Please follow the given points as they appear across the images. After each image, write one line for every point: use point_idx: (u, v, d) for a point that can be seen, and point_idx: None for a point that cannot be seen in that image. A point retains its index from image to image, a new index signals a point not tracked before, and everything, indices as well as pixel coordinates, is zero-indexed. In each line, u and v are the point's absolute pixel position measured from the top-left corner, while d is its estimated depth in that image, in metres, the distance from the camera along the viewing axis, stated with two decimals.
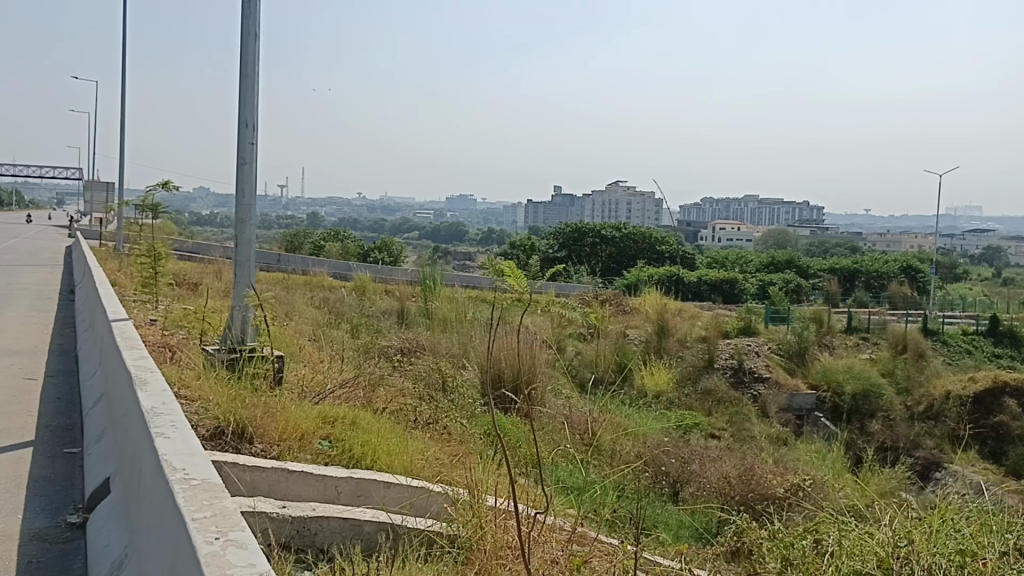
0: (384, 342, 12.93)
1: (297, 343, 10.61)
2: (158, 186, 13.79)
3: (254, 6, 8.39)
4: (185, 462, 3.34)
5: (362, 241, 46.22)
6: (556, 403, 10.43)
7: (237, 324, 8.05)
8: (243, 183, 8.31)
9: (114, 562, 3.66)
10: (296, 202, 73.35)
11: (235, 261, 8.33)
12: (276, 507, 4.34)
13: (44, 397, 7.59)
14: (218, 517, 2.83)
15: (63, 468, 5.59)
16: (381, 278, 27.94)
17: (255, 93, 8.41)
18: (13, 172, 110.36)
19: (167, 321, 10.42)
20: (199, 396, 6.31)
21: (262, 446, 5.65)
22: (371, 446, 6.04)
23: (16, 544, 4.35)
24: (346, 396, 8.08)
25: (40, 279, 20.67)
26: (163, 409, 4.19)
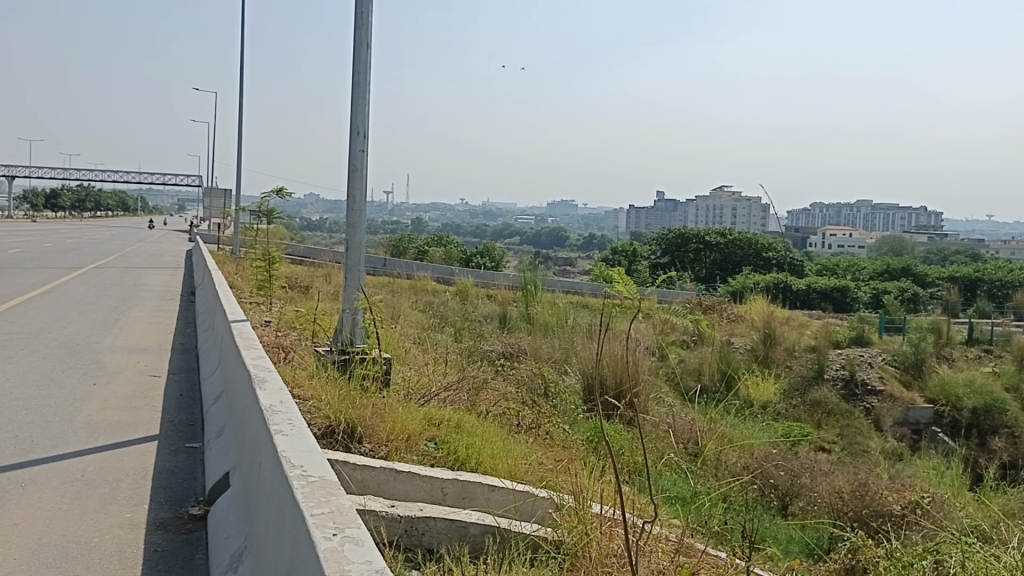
0: (487, 346, 13.09)
1: (403, 345, 10.84)
2: (273, 193, 14.33)
3: (366, 18, 8.62)
4: (302, 459, 3.46)
5: (465, 246, 46.88)
6: (659, 411, 10.32)
7: (347, 326, 8.29)
8: (353, 190, 8.53)
9: (234, 553, 3.81)
10: (401, 207, 75.06)
11: (345, 265, 8.57)
12: (386, 505, 4.44)
13: (168, 393, 7.98)
14: (336, 514, 2.91)
15: (186, 461, 5.87)
16: (483, 283, 28.25)
17: (367, 102, 8.63)
18: (138, 178, 116.96)
19: (281, 322, 10.83)
20: (311, 396, 6.52)
21: (371, 446, 5.79)
22: (476, 448, 6.11)
23: (143, 533, 4.58)
24: (451, 399, 8.21)
25: (164, 280, 21.79)
26: (281, 407, 4.34)
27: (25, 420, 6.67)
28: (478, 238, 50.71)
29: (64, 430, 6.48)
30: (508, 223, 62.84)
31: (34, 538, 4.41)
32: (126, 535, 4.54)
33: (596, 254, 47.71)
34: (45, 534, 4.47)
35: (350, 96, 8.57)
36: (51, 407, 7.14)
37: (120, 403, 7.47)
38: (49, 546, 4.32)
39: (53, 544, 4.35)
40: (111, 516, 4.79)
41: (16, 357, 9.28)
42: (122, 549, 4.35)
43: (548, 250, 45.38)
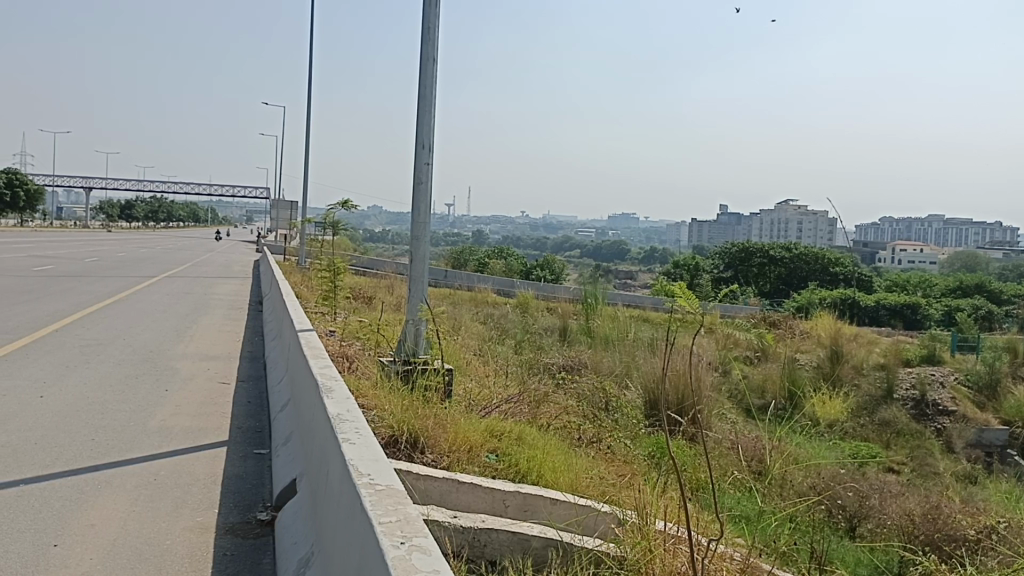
0: (547, 359, 13.08)
1: (464, 357, 10.91)
2: (338, 204, 14.59)
3: (433, 33, 8.74)
4: (370, 468, 3.51)
5: (526, 259, 47.00)
6: (722, 428, 10.20)
7: (410, 337, 8.39)
8: (419, 201, 8.64)
9: (302, 558, 3.88)
10: (463, 219, 75.75)
11: (409, 276, 8.68)
12: (449, 516, 4.48)
13: (237, 400, 8.17)
14: (403, 523, 2.95)
15: (253, 467, 6.00)
16: (544, 295, 28.30)
17: (432, 115, 8.74)
18: (208, 190, 120.36)
19: (345, 331, 11.03)
20: (375, 405, 6.61)
21: (434, 456, 5.83)
22: (537, 462, 6.13)
23: (214, 536, 4.70)
24: (512, 411, 8.23)
25: (232, 290, 22.36)
26: (348, 416, 4.40)
27: (102, 424, 6.89)
28: (538, 251, 50.79)
29: (138, 434, 6.68)
30: (569, 236, 62.79)
31: (109, 539, 4.55)
32: (197, 538, 4.65)
33: (657, 268, 47.40)
34: (121, 536, 4.60)
35: (417, 110, 8.69)
36: (126, 412, 7.36)
37: (190, 409, 7.67)
38: (124, 547, 4.45)
39: (127, 546, 4.48)
40: (183, 519, 4.92)
41: (94, 363, 9.62)
42: (192, 551, 4.46)
43: (609, 263, 45.21)
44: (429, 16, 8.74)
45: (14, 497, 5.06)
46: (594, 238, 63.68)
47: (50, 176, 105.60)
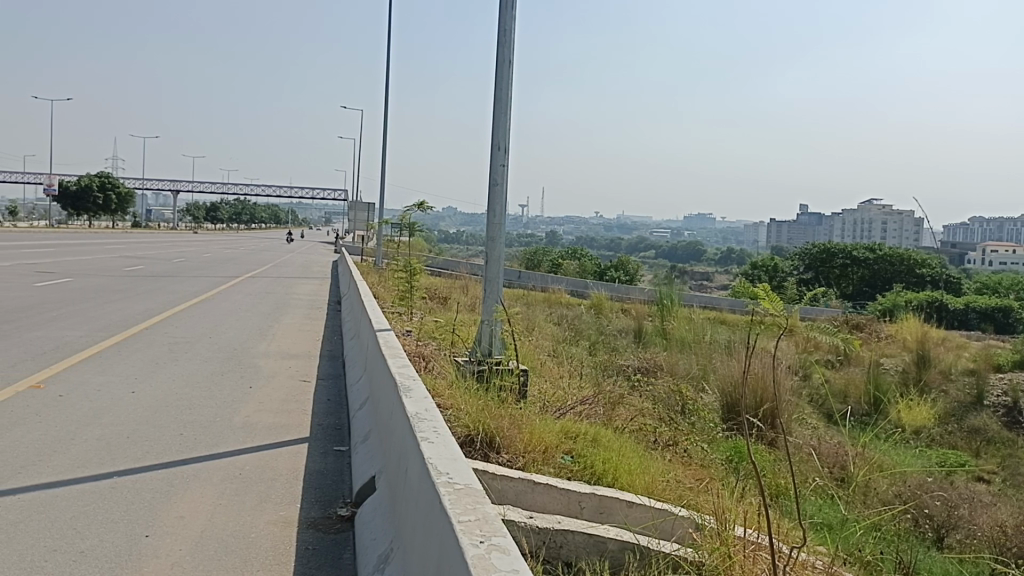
0: (622, 361, 12.99)
1: (538, 357, 10.95)
2: (415, 206, 14.79)
3: (509, 36, 8.78)
4: (448, 467, 3.55)
5: (599, 260, 46.84)
6: (803, 433, 9.99)
7: (485, 338, 8.46)
8: (494, 203, 8.69)
9: (381, 555, 3.95)
10: (537, 220, 75.97)
11: (484, 277, 8.74)
12: (525, 516, 4.49)
13: (317, 397, 8.37)
14: (481, 522, 2.98)
15: (334, 464, 6.13)
16: (619, 296, 28.15)
17: (508, 117, 8.78)
18: (288, 192, 123.40)
19: (422, 331, 11.19)
20: (451, 404, 6.66)
21: (509, 457, 5.84)
22: (613, 464, 6.10)
23: (297, 531, 4.82)
24: (587, 413, 8.23)
25: (312, 290, 22.90)
26: (426, 416, 4.46)
27: (189, 419, 7.14)
28: (613, 251, 50.48)
29: (223, 430, 6.89)
30: (643, 236, 62.28)
31: (198, 531, 4.71)
32: (280, 532, 4.77)
33: (734, 269, 46.62)
34: (207, 528, 4.76)
35: (493, 112, 8.75)
36: (212, 408, 7.60)
37: (273, 406, 7.87)
38: (211, 539, 4.60)
39: (214, 538, 4.62)
40: (266, 514, 5.05)
41: (181, 360, 9.96)
42: (275, 545, 4.58)
43: (684, 263, 44.67)
44: (505, 18, 8.79)
45: (109, 489, 5.27)
46: (670, 238, 62.96)
47: (141, 180, 109.93)
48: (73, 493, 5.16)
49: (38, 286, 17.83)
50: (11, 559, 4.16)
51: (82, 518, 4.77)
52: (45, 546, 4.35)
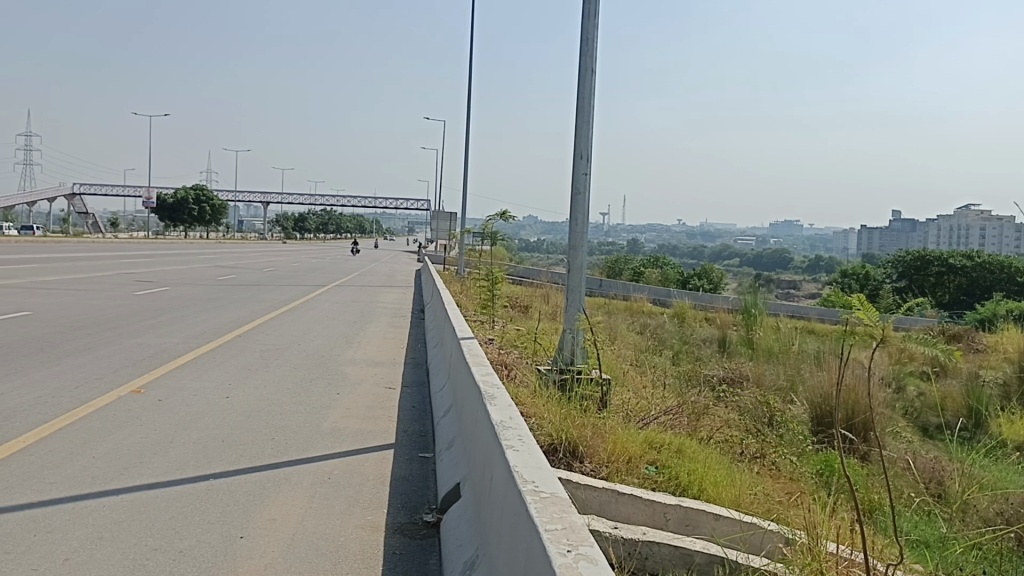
0: (707, 371, 12.80)
1: (621, 367, 10.89)
2: (497, 215, 14.91)
3: (592, 45, 8.78)
4: (534, 475, 3.56)
5: (683, 269, 46.30)
6: (897, 448, 9.65)
7: (567, 346, 8.49)
8: (576, 212, 8.68)
9: (467, 561, 3.99)
10: (619, 229, 75.57)
11: (567, 286, 8.73)
12: (609, 527, 4.47)
13: (402, 405, 8.51)
14: (569, 530, 2.99)
15: (419, 470, 6.22)
16: (704, 305, 27.79)
17: (590, 126, 8.77)
18: (372, 203, 125.91)
19: (504, 340, 11.28)
20: (534, 413, 6.68)
21: (592, 466, 5.81)
22: (698, 475, 6.02)
23: (384, 535, 4.91)
24: (671, 423, 8.14)
25: (397, 298, 23.29)
26: (510, 423, 4.49)
27: (280, 424, 7.34)
28: (697, 259, 49.75)
29: (313, 435, 7.06)
30: (728, 244, 61.23)
31: (289, 533, 4.84)
32: (368, 536, 4.87)
33: (822, 277, 45.36)
34: (298, 530, 4.88)
35: (574, 121, 8.76)
36: (302, 413, 7.80)
37: (360, 412, 8.03)
38: (302, 541, 4.72)
39: (305, 540, 4.74)
40: (355, 518, 5.16)
41: (272, 367, 10.25)
42: (364, 549, 4.67)
43: (770, 271, 43.76)
44: (587, 26, 8.80)
45: (206, 490, 5.47)
46: (756, 246, 61.65)
47: (232, 192, 113.85)
48: (171, 494, 5.36)
49: (138, 295, 18.63)
50: (115, 557, 4.35)
51: (180, 518, 4.96)
52: (147, 545, 4.54)
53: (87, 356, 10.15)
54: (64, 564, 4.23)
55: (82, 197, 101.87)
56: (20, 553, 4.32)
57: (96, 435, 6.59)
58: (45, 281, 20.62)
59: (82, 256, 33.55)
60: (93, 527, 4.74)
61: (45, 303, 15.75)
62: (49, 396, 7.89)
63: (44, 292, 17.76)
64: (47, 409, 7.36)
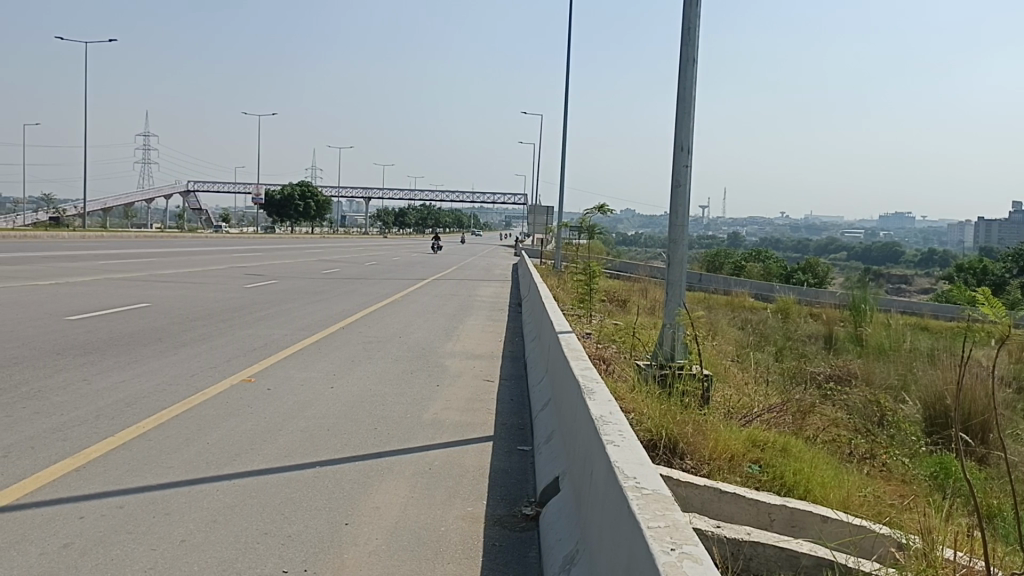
0: (813, 368, 12.41)
1: (722, 363, 10.69)
2: (595, 209, 14.83)
3: (693, 34, 8.60)
4: (635, 471, 3.52)
5: (786, 264, 45.02)
6: (1018, 451, 9.16)
7: (667, 341, 8.38)
8: (676, 204, 8.55)
9: (568, 555, 3.98)
10: (720, 222, 74.15)
11: (667, 280, 8.60)
12: (712, 525, 4.39)
13: (501, 397, 8.58)
14: (672, 529, 2.94)
15: (517, 463, 6.25)
16: (808, 301, 26.92)
17: (691, 116, 8.62)
18: (470, 198, 127.24)
19: (602, 335, 11.23)
20: (632, 408, 6.61)
21: (693, 463, 5.71)
22: (805, 476, 5.85)
23: (484, 526, 4.95)
24: (776, 421, 7.94)
25: (495, 292, 23.49)
26: (610, 418, 4.45)
27: (383, 415, 7.50)
28: (801, 251, 48.28)
29: (413, 426, 7.18)
30: (834, 237, 59.23)
31: (392, 521, 4.94)
32: (468, 527, 4.92)
33: (936, 271, 43.38)
34: (401, 519, 4.97)
35: (675, 112, 8.62)
36: (403, 405, 7.94)
37: (459, 404, 8.13)
38: (404, 530, 4.81)
39: (408, 529, 4.83)
40: (456, 508, 5.22)
41: (374, 358, 10.49)
42: (464, 540, 4.72)
43: (881, 266, 42.11)
44: (688, 15, 8.63)
45: (313, 477, 5.65)
46: (864, 239, 59.45)
47: (336, 188, 117.00)
48: (280, 481, 5.54)
49: (249, 287, 19.37)
50: (229, 540, 4.53)
51: (289, 505, 5.12)
52: (259, 529, 4.71)
53: (202, 346, 10.60)
54: (182, 545, 4.43)
55: (195, 194, 106.48)
56: (142, 533, 4.56)
57: (210, 422, 6.88)
58: (163, 273, 21.62)
59: (197, 251, 35.12)
60: (207, 510, 4.96)
61: (163, 295, 16.54)
62: (167, 384, 8.28)
63: (162, 284, 18.66)
64: (165, 396, 7.72)
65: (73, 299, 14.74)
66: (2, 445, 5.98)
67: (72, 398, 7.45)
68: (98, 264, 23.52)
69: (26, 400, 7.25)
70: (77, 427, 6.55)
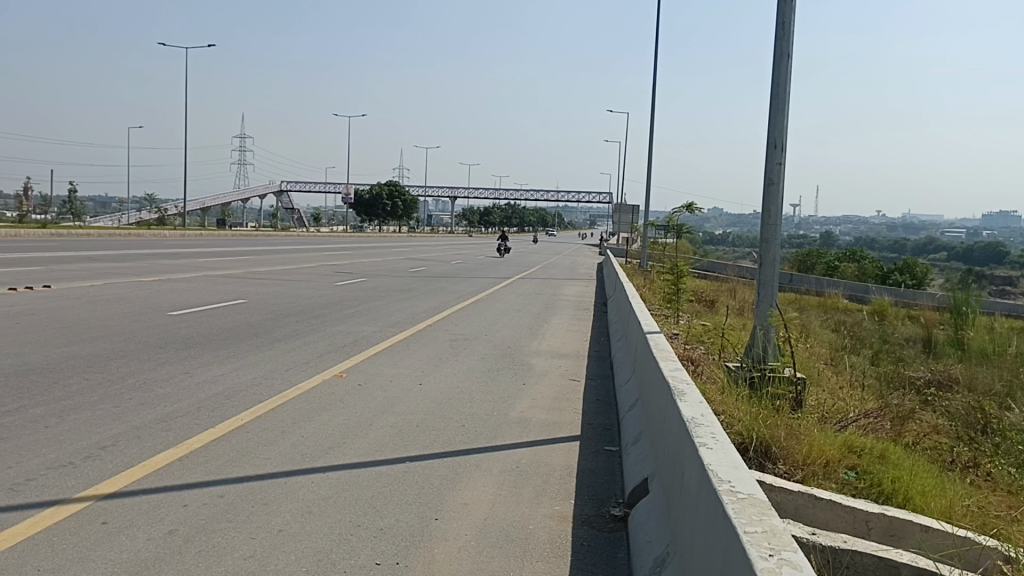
0: (912, 372, 11.95)
1: (815, 366, 10.41)
2: (682, 207, 14.62)
3: (788, 29, 8.40)
4: (730, 474, 3.46)
5: (882, 264, 43.53)
6: None
7: (759, 342, 8.20)
8: (769, 203, 8.36)
9: (658, 558, 3.93)
10: (811, 220, 72.29)
11: (759, 280, 8.41)
12: (807, 532, 4.28)
13: (587, 397, 8.56)
14: (770, 534, 2.88)
15: (605, 464, 6.22)
16: (906, 302, 25.97)
17: (785, 114, 8.43)
18: (554, 197, 127.30)
19: (690, 336, 11.08)
20: (723, 410, 6.49)
21: (787, 468, 5.57)
22: (905, 484, 5.64)
23: (572, 526, 4.94)
24: (873, 426, 7.70)
25: (580, 291, 23.41)
26: (702, 420, 4.38)
27: (470, 412, 7.57)
28: (898, 249, 46.57)
29: (501, 424, 7.22)
30: (933, 236, 56.96)
31: (481, 517, 4.98)
32: (557, 526, 4.91)
33: None
34: (490, 516, 5.01)
35: (769, 108, 8.45)
36: (490, 402, 8.00)
37: (546, 403, 8.13)
38: (493, 527, 4.84)
39: (497, 526, 4.86)
40: (545, 507, 5.23)
41: (461, 356, 10.59)
42: (553, 538, 4.72)
43: (985, 266, 40.30)
44: (783, 10, 8.43)
45: (403, 472, 5.74)
46: (967, 238, 56.97)
47: (422, 188, 118.63)
48: (372, 474, 5.66)
49: (339, 285, 19.79)
50: (323, 531, 4.64)
51: (380, 498, 5.21)
52: (351, 521, 4.81)
53: (295, 342, 10.87)
54: (279, 535, 4.56)
55: (287, 193, 109.53)
56: (241, 522, 4.71)
57: (304, 416, 7.08)
58: (258, 272, 22.28)
59: (290, 250, 36.09)
60: (302, 501, 5.09)
61: (258, 292, 17.04)
62: (264, 378, 8.54)
63: (257, 281, 19.26)
64: (262, 390, 7.96)
65: (174, 295, 15.33)
66: (110, 434, 6.26)
67: (174, 390, 7.76)
68: (198, 262, 24.47)
69: (132, 392, 7.57)
70: (180, 418, 6.82)
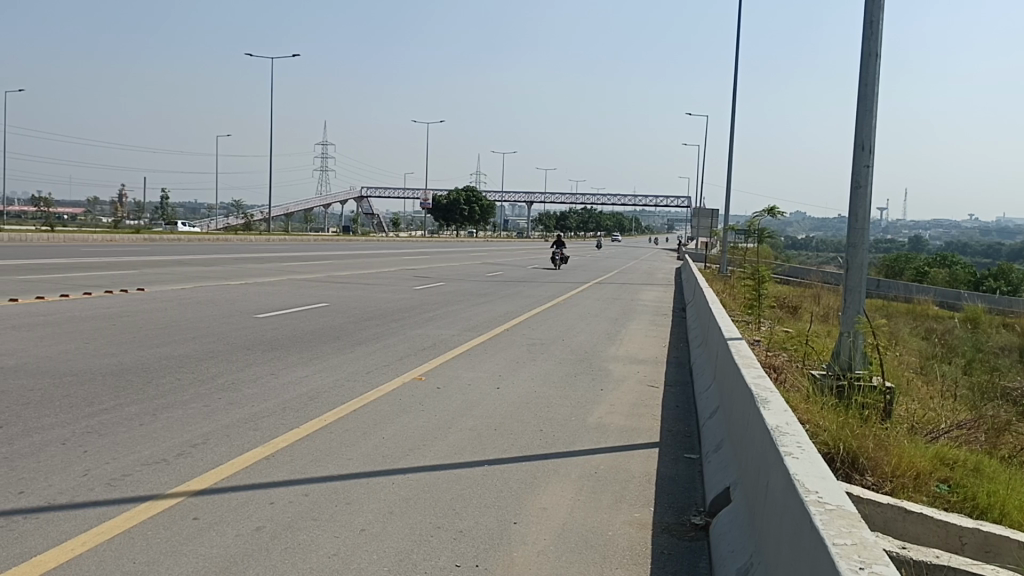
0: (1007, 382, 11.46)
1: (905, 374, 10.07)
2: (764, 212, 14.34)
3: (877, 28, 8.16)
4: (817, 485, 3.38)
5: (976, 269, 41.84)
6: None
7: (845, 350, 7.99)
8: (856, 207, 8.12)
9: (742, 568, 3.86)
10: (899, 224, 70.07)
11: (845, 286, 8.19)
12: (897, 546, 4.14)
13: (666, 403, 8.47)
14: (860, 548, 2.81)
15: (685, 471, 6.15)
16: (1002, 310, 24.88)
17: (873, 115, 8.19)
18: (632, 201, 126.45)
19: (772, 343, 10.86)
20: (807, 418, 6.34)
21: (876, 480, 5.40)
22: (1001, 498, 5.41)
23: (652, 533, 4.90)
24: (966, 438, 7.40)
25: (658, 296, 23.19)
26: (788, 429, 4.29)
27: (548, 417, 7.58)
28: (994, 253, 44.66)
29: (579, 429, 7.20)
30: None
31: (559, 522, 4.97)
32: (636, 533, 4.87)
33: None
34: (569, 521, 5.00)
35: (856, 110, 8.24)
36: (568, 407, 7.99)
37: (624, 409, 8.07)
38: (572, 532, 4.83)
39: (575, 531, 4.85)
40: (623, 513, 5.20)
41: (538, 360, 10.61)
42: (632, 545, 4.69)
43: None
44: (872, 9, 8.20)
45: (482, 475, 5.78)
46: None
47: (499, 193, 119.37)
48: (450, 477, 5.71)
49: (418, 289, 20.02)
50: (404, 531, 4.71)
51: (459, 501, 5.26)
52: (432, 522, 4.87)
53: (376, 345, 11.05)
54: (363, 534, 4.65)
55: (367, 199, 111.62)
56: (326, 521, 4.81)
57: (385, 418, 7.19)
58: (340, 276, 22.76)
59: (372, 255, 36.73)
60: (384, 502, 5.18)
61: (340, 295, 17.41)
62: (346, 380, 8.69)
63: (340, 285, 19.64)
64: (344, 392, 8.11)
65: (261, 298, 15.78)
66: (201, 433, 6.48)
67: (261, 390, 7.99)
68: (283, 266, 25.17)
69: (222, 392, 7.81)
70: (266, 418, 7.01)
